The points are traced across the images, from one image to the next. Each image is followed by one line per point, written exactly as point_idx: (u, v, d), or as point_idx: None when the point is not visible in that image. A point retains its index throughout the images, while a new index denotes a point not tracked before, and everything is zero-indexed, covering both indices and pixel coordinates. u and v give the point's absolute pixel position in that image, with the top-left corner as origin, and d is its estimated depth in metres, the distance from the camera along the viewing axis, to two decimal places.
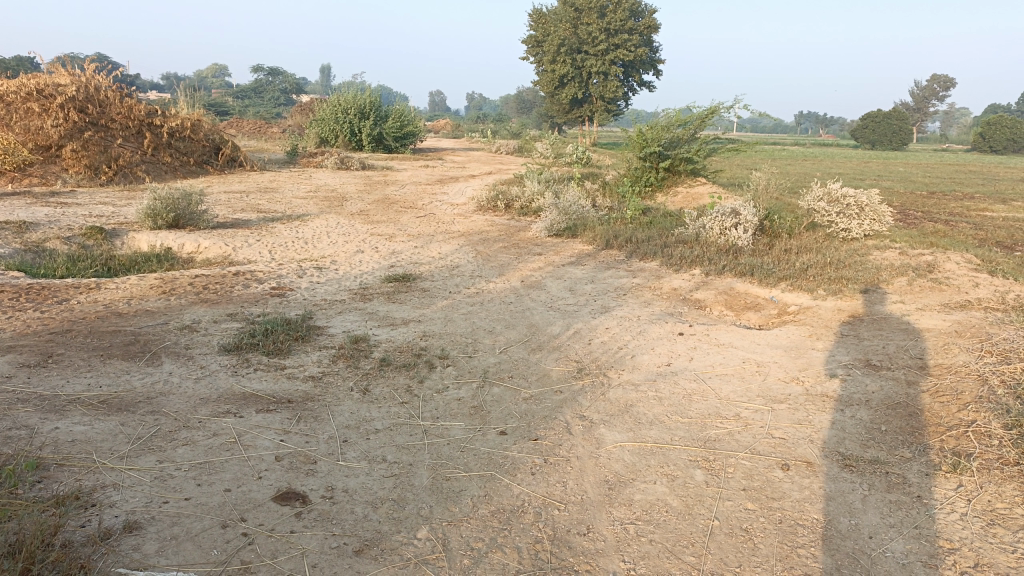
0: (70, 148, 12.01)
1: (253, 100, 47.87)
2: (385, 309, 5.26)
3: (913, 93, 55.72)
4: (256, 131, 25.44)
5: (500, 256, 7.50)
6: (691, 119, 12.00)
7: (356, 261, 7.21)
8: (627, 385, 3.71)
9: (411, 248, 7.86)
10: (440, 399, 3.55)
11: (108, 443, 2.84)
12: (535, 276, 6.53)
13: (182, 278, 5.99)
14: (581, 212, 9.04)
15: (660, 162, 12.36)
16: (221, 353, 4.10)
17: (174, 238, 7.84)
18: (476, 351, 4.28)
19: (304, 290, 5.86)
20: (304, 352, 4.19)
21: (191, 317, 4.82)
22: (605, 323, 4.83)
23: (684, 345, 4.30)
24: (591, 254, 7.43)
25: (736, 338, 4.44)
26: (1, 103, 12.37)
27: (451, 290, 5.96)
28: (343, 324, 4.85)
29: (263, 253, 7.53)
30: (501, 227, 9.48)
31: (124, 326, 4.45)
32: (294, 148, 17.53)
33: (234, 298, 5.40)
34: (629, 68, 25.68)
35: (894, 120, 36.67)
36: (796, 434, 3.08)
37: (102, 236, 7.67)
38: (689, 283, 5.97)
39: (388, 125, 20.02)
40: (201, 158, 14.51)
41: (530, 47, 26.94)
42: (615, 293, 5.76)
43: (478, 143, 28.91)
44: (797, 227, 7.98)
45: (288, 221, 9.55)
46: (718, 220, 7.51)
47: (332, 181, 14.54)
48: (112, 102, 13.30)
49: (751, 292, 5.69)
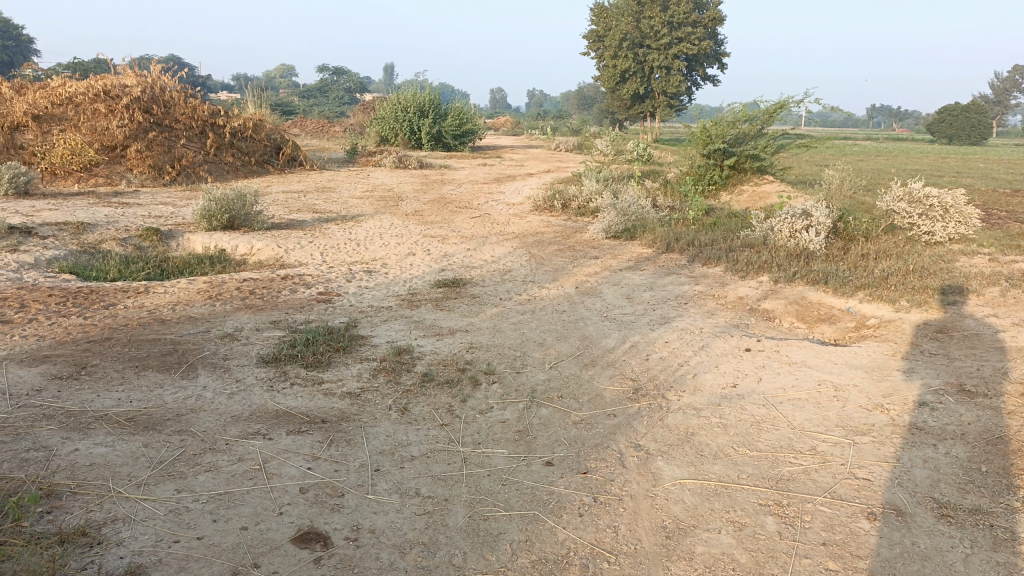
0: (134, 149, 12.21)
1: (318, 99, 48.73)
2: (431, 317, 5.04)
3: (994, 85, 53.08)
4: (318, 130, 25.71)
5: (555, 259, 7.21)
6: (758, 114, 11.48)
7: (407, 265, 7.02)
8: (687, 409, 3.39)
9: (464, 251, 7.64)
10: (483, 422, 3.29)
11: (127, 468, 2.67)
12: (591, 282, 6.22)
13: (230, 281, 5.90)
14: (641, 213, 8.67)
15: (724, 159, 11.89)
16: (258, 365, 3.92)
17: (228, 240, 7.81)
18: (525, 366, 4.01)
19: (351, 296, 5.69)
20: (344, 365, 3.99)
21: (234, 324, 4.68)
22: (665, 336, 4.50)
23: (751, 363, 3.94)
24: (651, 258, 7.07)
25: (809, 356, 4.06)
26: (70, 105, 12.68)
27: (502, 296, 5.70)
28: (387, 333, 4.64)
29: (314, 256, 7.42)
30: (557, 228, 9.18)
31: (163, 334, 4.33)
32: (353, 147, 17.57)
33: (279, 303, 5.26)
34: (693, 62, 25.02)
35: (974, 113, 34.90)
36: (882, 476, 2.71)
37: (157, 237, 7.68)
38: (756, 291, 5.57)
39: (447, 123, 19.94)
40: (262, 157, 14.62)
41: (590, 43, 26.52)
42: (675, 302, 5.41)
43: (537, 140, 28.65)
44: (874, 230, 7.46)
45: (343, 221, 9.46)
46: (788, 222, 7.07)
47: (389, 179, 14.47)
48: (176, 103, 13.50)
49: (825, 302, 5.26)
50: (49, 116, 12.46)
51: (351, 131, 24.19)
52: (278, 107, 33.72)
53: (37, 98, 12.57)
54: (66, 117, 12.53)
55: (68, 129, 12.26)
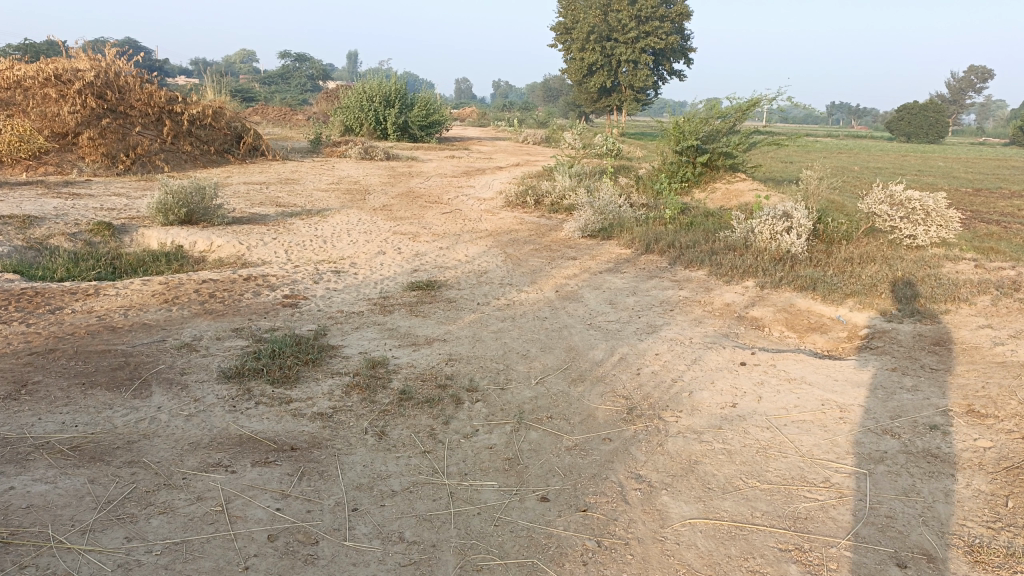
0: (87, 136, 11.64)
1: (280, 87, 47.80)
2: (405, 325, 4.75)
3: (949, 85, 54.11)
4: (280, 118, 25.05)
5: (532, 260, 6.95)
6: (731, 111, 11.27)
7: (377, 265, 6.70)
8: (687, 432, 3.16)
9: (436, 250, 7.35)
10: (469, 448, 3.02)
11: (70, 510, 2.36)
12: (571, 285, 5.97)
13: (189, 282, 5.53)
14: (618, 212, 8.46)
15: (697, 156, 11.74)
16: (219, 381, 3.60)
17: (186, 235, 7.40)
18: (509, 382, 3.75)
19: (319, 299, 5.37)
20: (314, 382, 3.68)
21: (192, 332, 4.33)
22: (655, 347, 4.27)
23: (748, 379, 3.74)
24: (631, 260, 6.85)
25: (807, 371, 3.87)
26: (17, 89, 12.04)
27: (479, 301, 5.43)
28: (360, 343, 4.34)
29: (278, 254, 7.06)
30: (530, 226, 8.93)
31: (114, 345, 3.97)
32: (318, 137, 17.08)
33: (242, 308, 4.91)
34: (660, 56, 24.94)
35: (931, 112, 35.49)
36: (904, 513, 2.52)
37: (110, 232, 7.24)
38: (743, 297, 5.39)
39: (414, 114, 19.54)
40: (222, 146, 14.08)
41: (558, 35, 26.28)
42: (661, 309, 5.19)
43: (504, 132, 28.34)
44: (854, 233, 7.34)
45: (308, 216, 9.10)
46: (769, 223, 6.91)
47: (356, 171, 14.06)
48: (131, 88, 12.91)
49: (815, 311, 5.09)
50: None
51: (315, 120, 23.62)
52: (240, 95, 32.82)
53: None
54: (14, 101, 11.90)
55: (15, 115, 11.64)
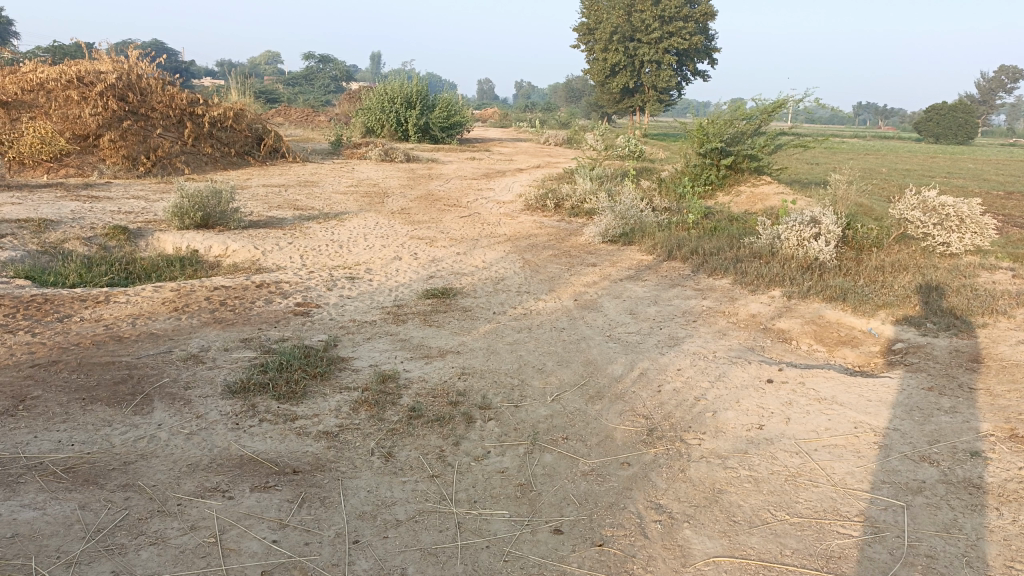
0: (108, 139, 11.66)
1: (304, 87, 48.04)
2: (418, 335, 4.61)
3: (979, 85, 53.04)
4: (302, 119, 25.08)
5: (550, 267, 6.79)
6: (756, 113, 11.12)
7: (393, 271, 6.58)
8: (710, 456, 2.99)
9: (453, 256, 7.22)
10: (479, 472, 2.87)
11: (57, 540, 2.24)
12: (590, 293, 5.80)
13: (201, 289, 5.44)
14: (639, 216, 8.27)
15: (721, 158, 11.51)
16: (223, 396, 3.47)
17: (201, 239, 7.33)
18: (523, 399, 3.59)
19: (332, 308, 5.25)
20: (322, 397, 3.55)
21: (200, 343, 4.22)
22: (677, 362, 4.09)
23: (775, 399, 3.56)
24: (652, 267, 6.67)
25: (838, 390, 3.67)
26: (40, 91, 12.08)
27: (496, 310, 5.28)
28: (371, 355, 4.21)
29: (293, 259, 6.97)
30: (550, 231, 8.77)
31: (119, 356, 3.87)
32: (339, 139, 17.02)
33: (252, 317, 4.79)
34: (683, 57, 24.63)
35: (961, 113, 34.75)
36: (946, 553, 2.34)
37: (125, 236, 7.19)
38: (770, 308, 5.19)
39: (435, 115, 19.45)
40: (243, 148, 14.03)
41: (580, 35, 26.09)
42: (683, 320, 5.01)
43: (525, 134, 28.17)
44: (885, 239, 7.10)
45: (325, 219, 9.01)
46: (796, 230, 6.70)
47: (375, 174, 13.97)
48: (153, 90, 12.92)
49: (845, 324, 4.89)
50: (18, 102, 11.88)
51: (336, 121, 23.61)
52: (263, 96, 32.95)
53: (6, 83, 11.99)
54: (37, 104, 11.95)
55: (38, 117, 11.69)
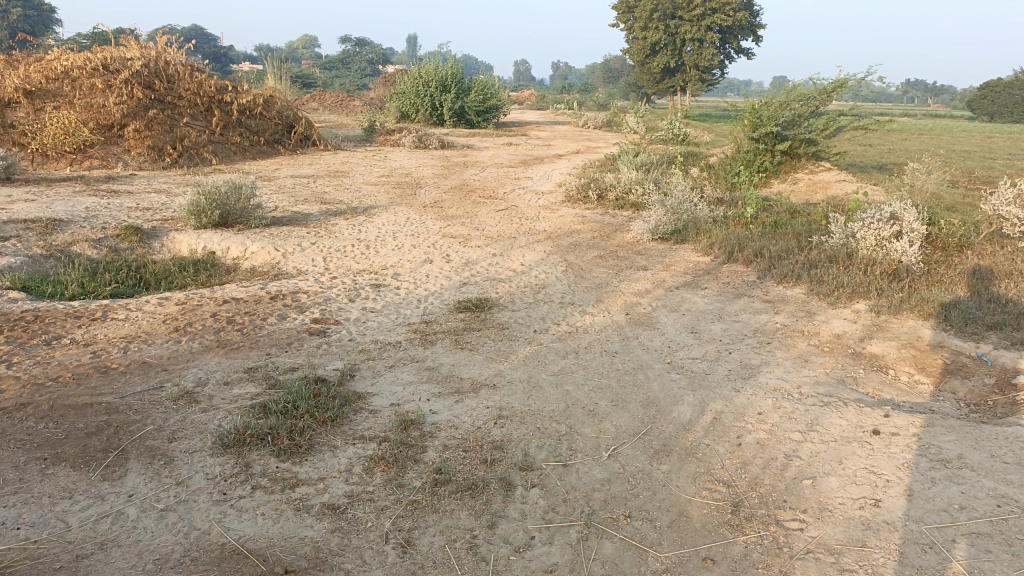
0: (133, 128, 11.23)
1: (340, 72, 47.73)
2: (448, 362, 3.99)
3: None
4: (336, 104, 24.57)
5: (596, 270, 6.12)
6: (814, 93, 10.24)
7: (423, 276, 5.98)
8: (818, 551, 2.33)
9: (489, 257, 6.59)
10: (520, 570, 2.25)
11: None
12: (643, 305, 5.12)
13: (208, 301, 4.88)
14: (693, 211, 7.53)
15: (776, 143, 10.67)
16: (214, 453, 2.89)
17: (219, 240, 6.80)
18: (573, 456, 2.96)
19: (352, 324, 4.65)
20: (331, 452, 2.94)
21: (196, 376, 3.65)
22: (757, 402, 3.41)
23: (887, 462, 2.87)
24: (711, 272, 5.96)
25: (964, 448, 2.97)
26: (65, 80, 11.68)
27: (537, 328, 4.63)
28: (392, 391, 3.59)
29: (316, 262, 6.40)
30: (593, 226, 8.09)
31: (100, 397, 3.33)
32: (372, 125, 16.44)
33: (260, 340, 4.21)
34: (727, 35, 23.56)
35: (1017, 90, 32.90)
36: None
37: (138, 237, 6.68)
38: (856, 327, 4.46)
39: (471, 98, 18.76)
40: (273, 136, 13.58)
41: (620, 14, 25.17)
42: (756, 342, 4.31)
43: (561, 117, 27.34)
44: (973, 239, 6.29)
45: (353, 215, 8.44)
46: (874, 228, 5.95)
47: (408, 162, 13.37)
48: (180, 77, 12.47)
49: (949, 347, 4.16)
50: (43, 91, 11.49)
51: (370, 106, 23.00)
52: (296, 80, 32.44)
53: (30, 72, 11.58)
54: (61, 93, 11.55)
55: (62, 106, 11.27)
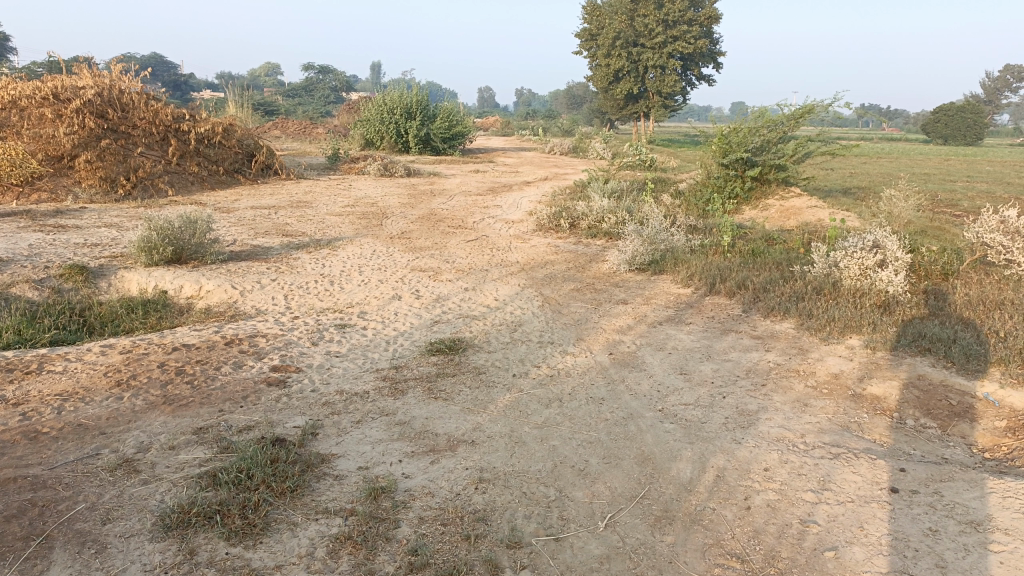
0: (84, 159, 10.73)
1: (303, 99, 47.35)
2: (422, 415, 3.64)
3: (983, 85, 51.99)
4: (299, 132, 24.16)
5: (574, 305, 5.83)
6: (783, 119, 10.18)
7: (391, 315, 5.63)
8: None
9: (461, 292, 6.27)
10: None
11: None
12: (627, 344, 4.83)
13: (157, 349, 4.47)
14: (670, 240, 7.31)
15: (747, 169, 10.57)
16: (155, 539, 2.52)
17: (172, 278, 6.38)
18: (565, 528, 2.63)
19: (315, 372, 4.28)
20: (290, 531, 2.59)
21: (138, 440, 3.26)
22: (761, 456, 3.14)
23: (912, 526, 2.61)
24: (694, 305, 5.72)
25: (991, 506, 2.73)
26: (12, 109, 11.16)
27: (516, 371, 4.30)
28: (359, 451, 3.24)
29: (277, 300, 6.02)
30: (567, 256, 7.82)
31: (25, 469, 2.92)
32: (336, 152, 16.09)
33: (211, 393, 3.82)
34: (688, 62, 23.75)
35: (969, 114, 33.70)
36: None
37: (83, 277, 6.24)
38: (853, 366, 4.23)
39: (436, 125, 18.52)
40: (233, 166, 13.14)
41: (583, 42, 25.27)
42: (750, 384, 4.04)
43: (527, 143, 27.25)
44: (956, 267, 6.15)
45: (316, 247, 8.06)
46: (857, 257, 5.78)
47: (374, 191, 13.03)
48: (136, 106, 12.00)
49: (952, 387, 3.94)
50: None
51: (334, 133, 22.63)
52: (257, 108, 32.00)
53: None
54: (8, 123, 11.01)
55: (8, 137, 10.74)
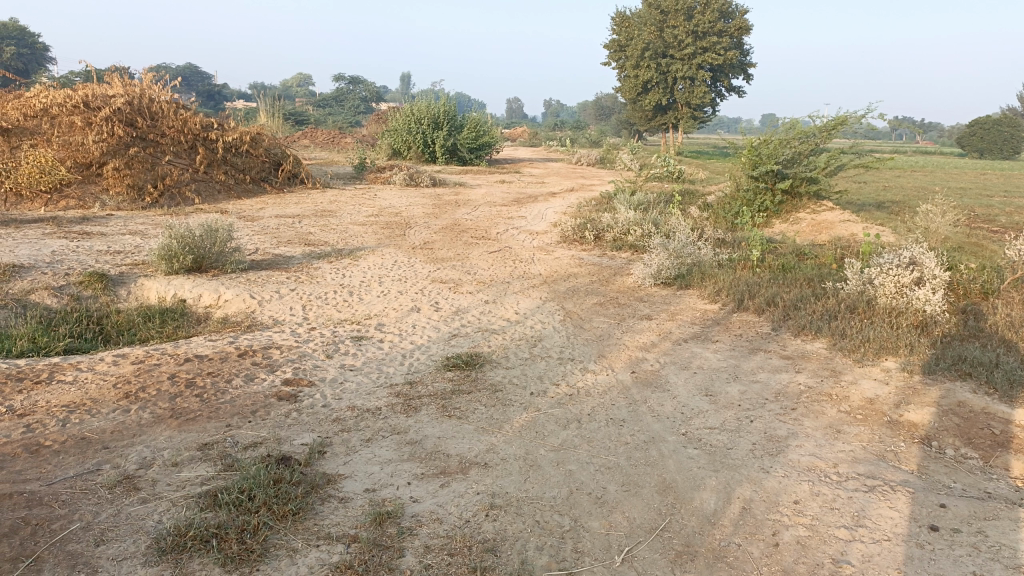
0: (112, 167, 10.80)
1: (333, 109, 47.81)
2: (434, 434, 3.50)
3: (1021, 98, 50.93)
4: (328, 141, 24.30)
5: (597, 320, 5.68)
6: (815, 130, 9.94)
7: (409, 327, 5.52)
8: None
9: (481, 305, 6.14)
10: None
11: None
12: (650, 362, 4.66)
13: (169, 360, 4.39)
14: (697, 254, 7.12)
15: (777, 182, 10.33)
16: (148, 564, 2.41)
17: (191, 287, 6.33)
18: (579, 562, 2.48)
19: (327, 386, 4.17)
20: (289, 558, 2.46)
21: (141, 456, 3.17)
22: (790, 487, 2.95)
23: (956, 570, 2.41)
24: (721, 322, 5.53)
25: None
26: (44, 117, 11.28)
27: (534, 389, 4.16)
28: (367, 472, 3.11)
29: (295, 311, 5.94)
30: (591, 269, 7.66)
31: (22, 485, 2.83)
32: (362, 162, 16.10)
33: (220, 407, 3.72)
34: (718, 73, 23.51)
35: (1006, 127, 32.96)
36: None
37: (103, 284, 6.21)
38: (889, 391, 4.03)
39: (463, 135, 18.48)
40: (259, 174, 13.18)
41: (612, 52, 25.15)
42: (779, 407, 3.85)
43: (554, 154, 27.14)
44: (997, 286, 5.89)
45: (337, 257, 8.00)
46: (893, 274, 5.55)
47: (398, 200, 12.98)
48: (165, 114, 12.08)
49: (996, 414, 3.72)
50: (21, 129, 11.08)
51: (361, 143, 22.71)
52: (287, 117, 32.27)
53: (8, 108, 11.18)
54: (40, 130, 11.12)
55: (39, 144, 10.85)
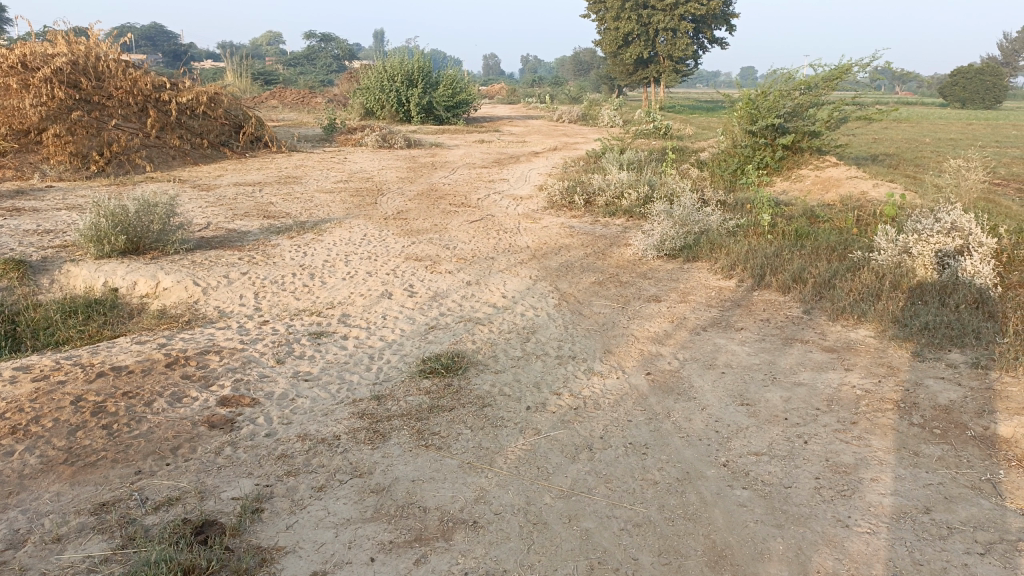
0: (52, 133, 9.73)
1: (304, 67, 46.08)
2: (406, 476, 2.72)
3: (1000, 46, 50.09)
4: (297, 101, 23.05)
5: (597, 303, 4.90)
6: (818, 80, 9.08)
7: (378, 318, 4.69)
8: None
9: (462, 288, 5.32)
10: None
11: None
12: (667, 359, 3.89)
13: (79, 375, 3.54)
14: (704, 220, 6.33)
15: (777, 137, 9.48)
16: None
17: (125, 272, 5.44)
18: None
19: (275, 405, 3.35)
20: None
21: (13, 529, 2.36)
22: (882, 554, 2.21)
23: None
24: (743, 303, 4.76)
25: None
26: None
27: (531, 402, 3.38)
28: (317, 541, 2.33)
29: (245, 300, 5.09)
30: (584, 240, 6.84)
31: None
32: (332, 122, 15.05)
33: (132, 445, 2.90)
34: (701, 24, 22.46)
35: (988, 76, 32.14)
36: None
37: (20, 272, 5.30)
38: (965, 395, 3.29)
39: (438, 93, 17.43)
40: (219, 138, 12.14)
41: (590, 4, 24.00)
42: (837, 422, 3.11)
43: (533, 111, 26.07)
44: None
45: (300, 231, 7.11)
46: (934, 242, 4.80)
47: (369, 164, 12.03)
48: (113, 73, 10.94)
49: None
50: None
51: (331, 104, 21.50)
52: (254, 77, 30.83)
53: None
54: None
55: None
